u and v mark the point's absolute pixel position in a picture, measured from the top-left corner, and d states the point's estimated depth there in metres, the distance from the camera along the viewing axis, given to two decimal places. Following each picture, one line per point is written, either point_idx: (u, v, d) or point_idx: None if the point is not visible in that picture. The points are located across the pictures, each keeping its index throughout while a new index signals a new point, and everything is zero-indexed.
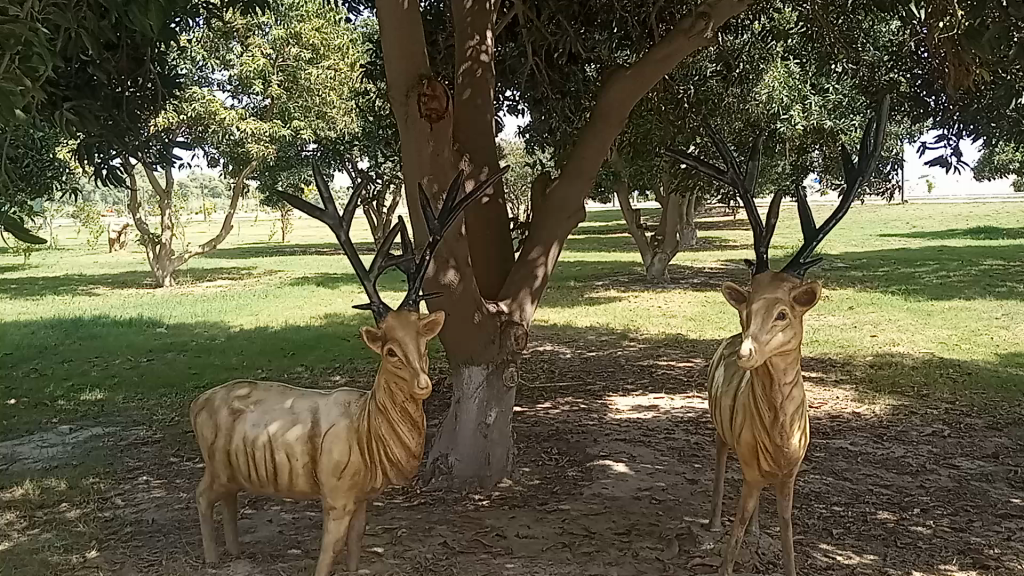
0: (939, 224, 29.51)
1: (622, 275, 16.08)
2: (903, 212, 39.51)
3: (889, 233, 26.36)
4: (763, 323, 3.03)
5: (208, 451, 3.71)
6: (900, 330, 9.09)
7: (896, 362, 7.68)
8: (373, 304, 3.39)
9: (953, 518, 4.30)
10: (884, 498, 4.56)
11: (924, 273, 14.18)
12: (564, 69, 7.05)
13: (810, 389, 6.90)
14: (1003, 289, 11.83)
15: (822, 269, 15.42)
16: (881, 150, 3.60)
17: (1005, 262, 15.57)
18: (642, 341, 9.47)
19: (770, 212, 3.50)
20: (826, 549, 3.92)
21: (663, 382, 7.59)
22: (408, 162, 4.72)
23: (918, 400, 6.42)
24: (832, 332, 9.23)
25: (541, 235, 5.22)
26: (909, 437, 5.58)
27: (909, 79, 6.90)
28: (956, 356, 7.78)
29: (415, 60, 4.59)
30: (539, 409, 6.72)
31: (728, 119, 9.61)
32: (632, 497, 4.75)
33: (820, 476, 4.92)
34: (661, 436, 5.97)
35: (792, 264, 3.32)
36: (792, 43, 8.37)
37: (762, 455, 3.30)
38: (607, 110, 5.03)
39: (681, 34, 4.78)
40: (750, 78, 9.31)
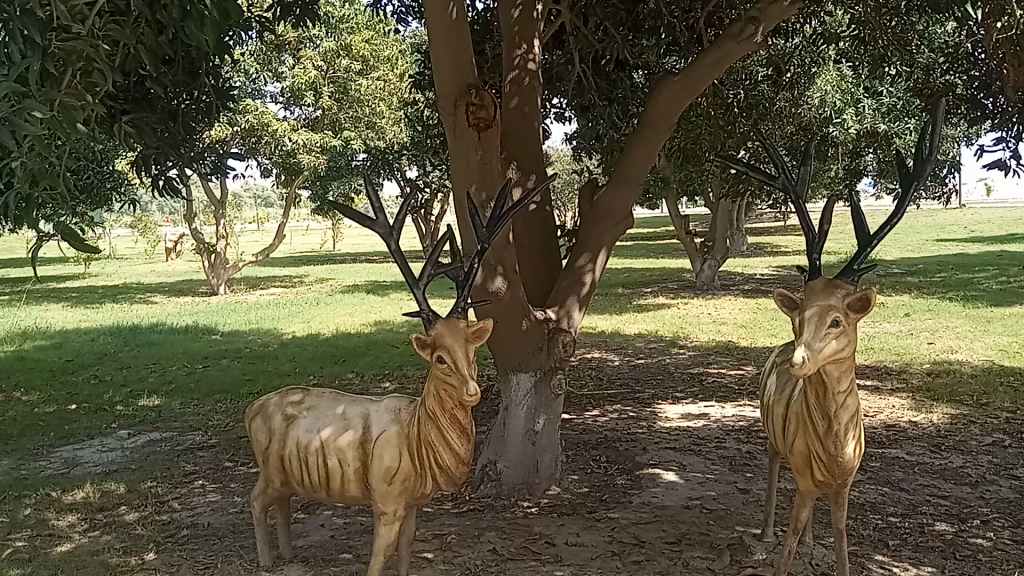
0: (999, 228, 28.71)
1: (672, 282, 15.94)
2: (961, 216, 38.62)
3: (946, 238, 25.78)
4: (817, 330, 2.99)
5: (262, 456, 3.77)
6: (958, 338, 8.85)
7: (954, 369, 7.49)
8: (423, 312, 3.42)
9: (1014, 531, 4.17)
10: (942, 509, 4.45)
11: (983, 279, 13.82)
12: (612, 76, 7.00)
13: (864, 397, 6.76)
14: None
15: (876, 275, 15.11)
16: (937, 154, 3.53)
17: None
18: (691, 348, 9.38)
19: (822, 218, 3.45)
20: (882, 560, 3.84)
21: (713, 390, 7.50)
22: (457, 171, 4.77)
23: (977, 409, 6.25)
24: (887, 339, 9.02)
25: (589, 241, 5.22)
26: (968, 447, 5.44)
27: (967, 80, 6.79)
28: (1018, 364, 7.55)
29: (463, 70, 4.63)
30: (587, 417, 6.70)
31: (779, 123, 9.52)
32: (682, 506, 4.71)
33: (875, 486, 4.82)
34: (711, 445, 5.90)
35: (845, 271, 3.27)
36: (844, 46, 8.26)
37: (815, 464, 3.26)
38: (656, 115, 5.01)
39: (730, 39, 4.74)
40: (802, 82, 9.22)
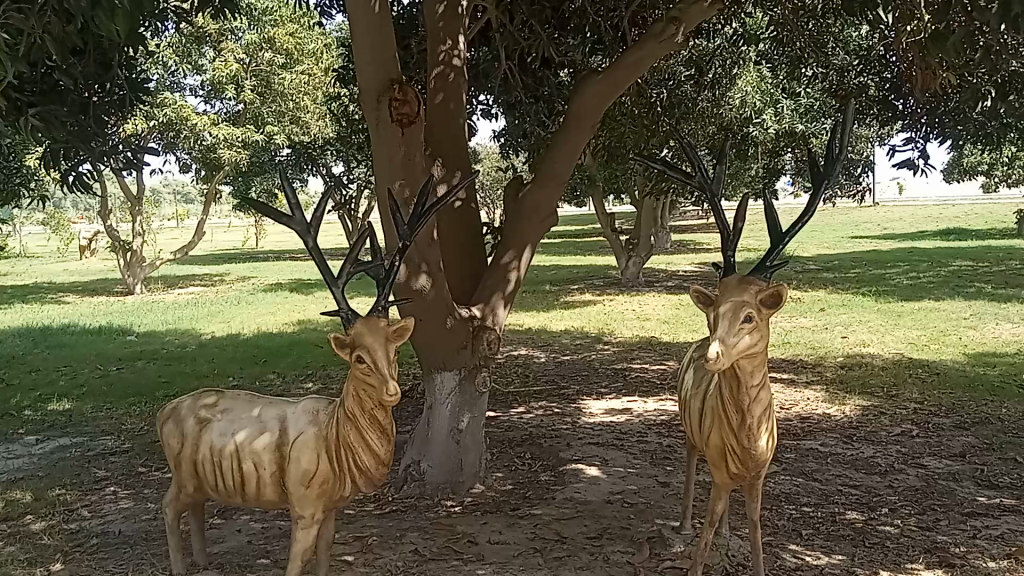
0: (909, 226, 29.88)
1: (599, 279, 16.09)
2: (873, 213, 40.10)
3: (859, 235, 26.73)
4: (730, 326, 3.04)
5: (174, 461, 3.65)
6: (870, 332, 9.17)
7: (865, 362, 7.75)
8: (342, 310, 3.36)
9: (920, 517, 4.32)
10: (852, 498, 4.60)
11: (894, 275, 14.36)
12: (537, 73, 7.02)
13: (780, 390, 6.94)
14: (971, 289, 12.00)
15: (794, 271, 15.55)
16: (847, 154, 3.63)
17: (974, 263, 15.77)
18: (616, 344, 9.49)
19: (737, 216, 3.52)
20: (795, 550, 3.94)
21: (636, 385, 7.60)
22: (380, 167, 4.70)
23: (887, 400, 6.48)
24: (803, 333, 9.28)
25: (514, 238, 5.22)
26: (878, 437, 5.63)
27: (879, 82, 7.05)
28: (925, 356, 7.87)
29: (386, 64, 4.58)
30: (513, 413, 6.71)
31: (701, 123, 9.69)
32: (604, 500, 4.75)
33: (790, 477, 4.95)
34: (634, 439, 5.97)
35: (759, 268, 3.33)
36: (764, 47, 8.46)
37: (730, 457, 3.32)
38: (580, 113, 5.03)
39: (652, 39, 4.80)
40: (723, 83, 9.41)
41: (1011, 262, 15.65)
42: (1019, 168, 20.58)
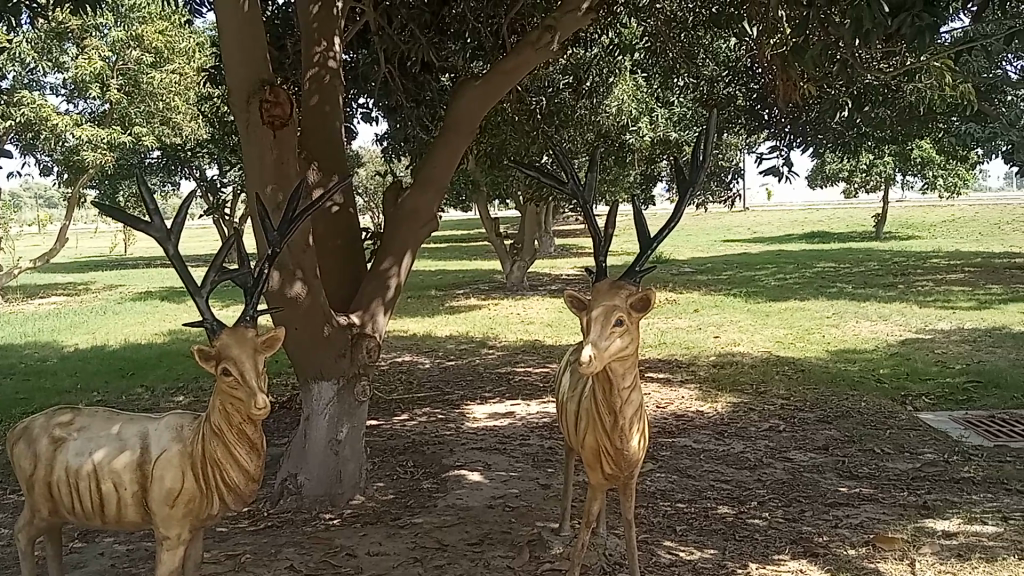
0: (777, 230, 31.39)
1: (484, 283, 16.14)
2: (745, 218, 41.92)
3: (731, 238, 27.85)
4: (602, 330, 3.09)
5: (26, 483, 3.41)
6: (740, 331, 9.55)
7: (737, 361, 8.06)
8: (206, 321, 3.22)
9: (786, 509, 4.51)
10: (724, 493, 4.76)
11: (763, 276, 15.03)
12: (418, 78, 6.97)
13: (657, 389, 7.13)
14: (834, 289, 12.68)
15: (671, 274, 16.05)
16: (710, 162, 3.76)
17: (836, 265, 16.71)
18: (500, 348, 9.54)
19: (607, 222, 3.58)
20: (669, 546, 4.05)
21: (519, 389, 7.65)
22: (250, 170, 4.53)
23: (757, 397, 6.76)
24: (678, 334, 9.57)
25: (393, 244, 5.15)
26: (748, 433, 5.86)
27: (746, 92, 7.37)
28: (791, 353, 8.26)
29: (256, 65, 4.44)
30: (395, 421, 6.63)
31: (580, 130, 9.87)
32: (486, 506, 4.75)
33: (665, 474, 5.09)
34: (516, 443, 6.01)
35: (629, 273, 3.40)
36: (639, 57, 8.69)
37: (604, 458, 3.37)
38: (458, 118, 5.02)
39: (528, 46, 4.84)
40: (601, 91, 9.62)
41: (869, 263, 16.65)
42: (875, 174, 21.94)
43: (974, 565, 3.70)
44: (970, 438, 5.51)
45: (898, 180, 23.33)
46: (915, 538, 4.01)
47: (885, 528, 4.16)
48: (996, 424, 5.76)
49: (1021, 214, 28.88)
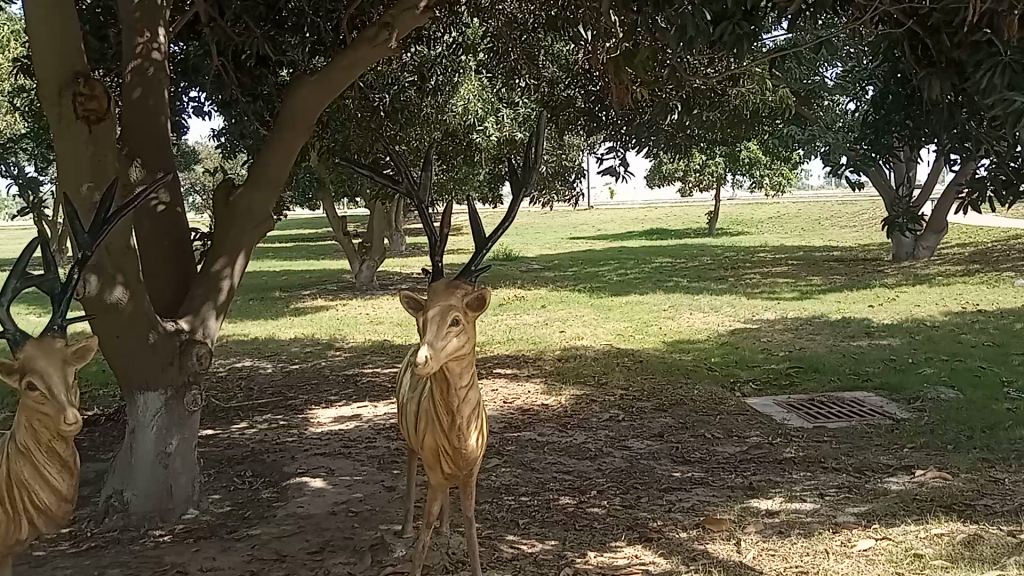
0: (619, 227, 32.61)
1: (331, 283, 15.80)
2: (589, 216, 43.14)
3: (577, 235, 28.63)
4: (438, 330, 3.08)
5: None
6: (585, 325, 9.82)
7: (580, 354, 8.27)
8: (9, 331, 2.98)
9: (623, 496, 4.65)
10: (565, 484, 4.87)
11: (607, 272, 15.54)
12: (255, 72, 6.71)
13: (504, 385, 7.22)
14: (671, 283, 13.28)
15: (519, 271, 16.29)
16: (542, 163, 3.80)
17: (673, 259, 17.51)
18: (347, 349, 9.37)
19: (441, 221, 3.58)
20: (512, 540, 4.10)
21: (366, 390, 7.54)
22: (63, 167, 4.20)
23: (598, 388, 6.96)
24: (526, 330, 9.72)
25: (225, 245, 4.94)
26: (590, 424, 6.03)
27: (584, 94, 7.60)
28: (631, 345, 8.56)
29: (68, 56, 4.14)
30: (234, 430, 6.37)
31: (426, 128, 9.84)
32: (328, 512, 4.64)
33: (510, 469, 5.15)
34: (361, 446, 5.91)
35: (464, 272, 3.40)
36: (482, 57, 8.77)
37: (442, 458, 3.36)
38: (293, 116, 4.84)
39: (365, 43, 4.69)
40: (446, 89, 9.63)
41: (703, 258, 17.55)
42: (709, 173, 23.16)
43: (793, 540, 3.91)
44: (792, 420, 5.89)
45: (730, 180, 24.77)
46: (742, 517, 4.23)
47: (714, 510, 4.37)
48: (815, 407, 6.19)
49: (837, 211, 31.38)
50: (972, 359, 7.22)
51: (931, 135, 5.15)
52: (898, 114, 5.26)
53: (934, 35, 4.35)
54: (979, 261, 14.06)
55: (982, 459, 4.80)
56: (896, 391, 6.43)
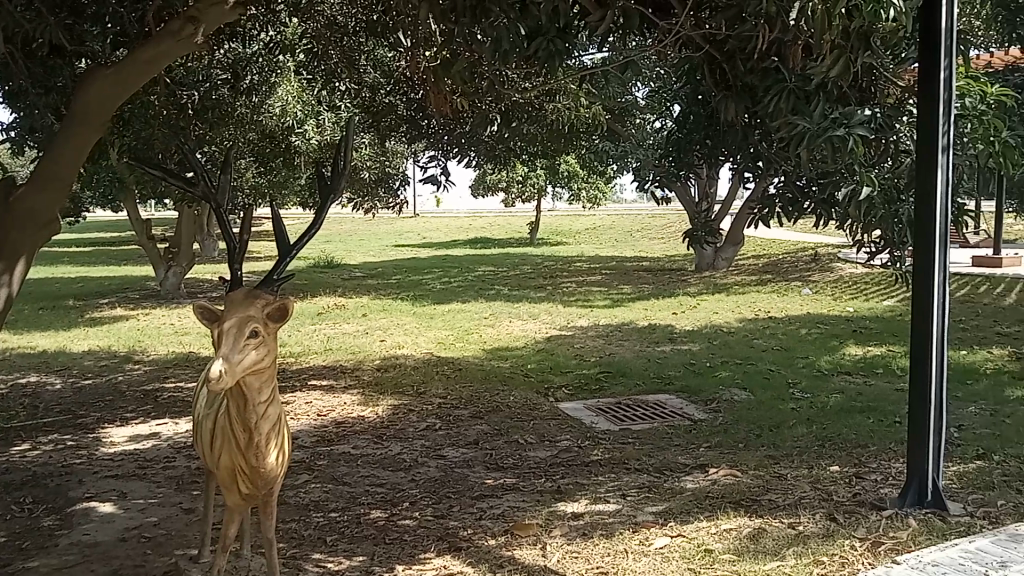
0: (444, 235, 32.79)
1: (135, 292, 14.82)
2: (414, 224, 43.12)
3: (401, 243, 28.52)
4: (234, 343, 2.94)
5: None
6: (405, 334, 9.77)
7: (398, 363, 8.21)
8: None
9: (435, 507, 4.64)
10: (377, 497, 4.80)
11: (429, 280, 15.57)
12: (46, 62, 6.17)
13: (318, 397, 7.03)
14: (492, 291, 13.48)
15: (340, 279, 15.99)
16: (350, 170, 3.69)
17: (495, 268, 17.81)
18: (149, 362, 8.81)
19: (242, 227, 3.42)
20: (318, 558, 3.99)
21: (168, 406, 7.12)
22: None
23: (415, 398, 6.94)
24: (344, 339, 9.54)
25: (5, 248, 4.59)
26: (405, 434, 5.98)
27: (405, 102, 7.64)
28: (450, 354, 8.60)
29: None
30: (12, 453, 5.81)
31: (241, 129, 9.46)
32: (118, 539, 4.33)
33: (320, 484, 5.02)
34: (159, 466, 5.57)
35: (265, 281, 3.27)
36: (301, 59, 8.57)
37: (240, 477, 3.22)
38: (85, 112, 4.48)
39: (168, 36, 4.43)
40: (262, 90, 9.30)
41: (523, 267, 17.96)
42: (531, 185, 23.77)
43: (595, 541, 4.04)
44: (600, 423, 6.12)
45: (550, 192, 25.54)
46: (548, 522, 4.33)
47: (522, 515, 4.44)
48: (621, 410, 6.46)
49: (649, 224, 33.14)
50: (762, 363, 7.81)
51: (727, 154, 5.51)
52: (699, 133, 5.59)
53: (729, 60, 4.53)
54: (770, 272, 15.28)
55: (767, 456, 5.17)
56: (695, 393, 6.83)
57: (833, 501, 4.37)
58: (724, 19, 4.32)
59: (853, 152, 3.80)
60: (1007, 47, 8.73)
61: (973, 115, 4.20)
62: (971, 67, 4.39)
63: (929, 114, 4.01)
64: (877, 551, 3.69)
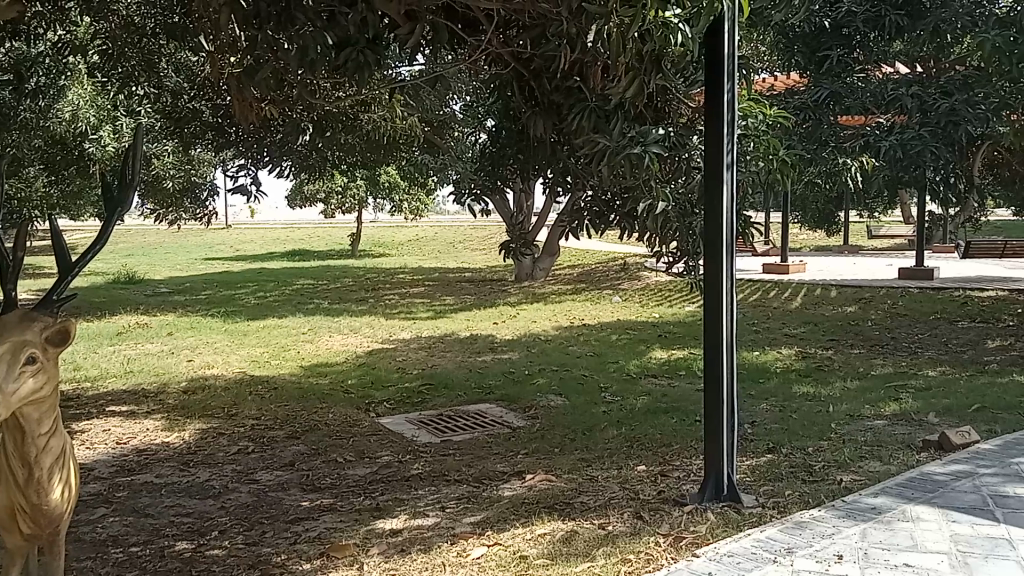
0: (259, 247, 31.58)
1: None
2: (226, 236, 41.27)
3: (212, 256, 27.14)
4: (7, 372, 2.67)
5: None
6: (215, 353, 9.31)
7: (209, 384, 7.81)
8: None
9: (247, 534, 4.43)
10: (184, 528, 4.53)
11: (243, 295, 14.94)
12: None
13: (117, 424, 6.55)
14: (310, 306, 13.12)
15: (144, 296, 15.01)
16: (141, 179, 3.43)
17: (313, 281, 17.35)
18: None
19: (15, 241, 3.11)
20: None
21: None
22: None
23: (226, 420, 6.62)
24: (147, 361, 8.95)
25: None
26: (214, 460, 5.69)
27: (211, 109, 7.30)
28: (264, 372, 8.28)
29: None
30: None
31: (25, 133, 8.68)
32: None
33: (120, 518, 4.68)
34: None
35: (44, 302, 2.99)
36: (94, 61, 7.98)
37: (18, 519, 2.95)
38: None
39: None
40: (50, 93, 8.59)
41: (344, 279, 17.63)
42: (351, 196, 23.42)
43: (413, 557, 4.01)
44: (421, 436, 6.10)
45: (371, 203, 25.27)
46: (365, 541, 4.24)
47: (339, 536, 4.32)
48: (442, 422, 6.46)
49: (470, 235, 33.51)
50: (576, 369, 8.08)
51: (538, 169, 5.64)
52: (511, 148, 5.71)
53: (536, 78, 4.72)
54: (585, 281, 15.86)
55: (580, 459, 5.36)
56: (513, 401, 6.96)
57: (640, 499, 4.57)
58: (528, 37, 4.48)
59: (650, 168, 4.07)
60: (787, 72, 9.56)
61: (753, 136, 4.62)
62: (751, 91, 4.80)
63: (716, 134, 4.29)
64: (678, 546, 3.87)
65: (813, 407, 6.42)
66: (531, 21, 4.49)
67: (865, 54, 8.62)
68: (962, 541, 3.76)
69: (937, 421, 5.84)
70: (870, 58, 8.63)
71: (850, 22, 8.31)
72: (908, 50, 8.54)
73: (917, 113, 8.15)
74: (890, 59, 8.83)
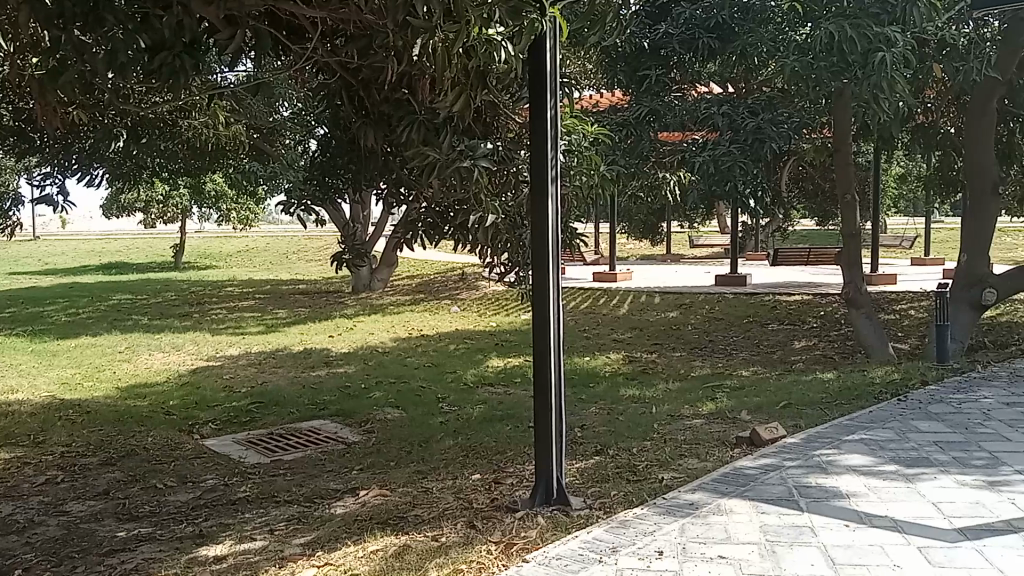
0: (72, 260, 29.42)
1: None
2: (33, 248, 38.08)
3: (15, 270, 24.95)
4: None
5: None
6: (19, 376, 8.58)
7: (11, 410, 7.19)
8: None
9: (56, 570, 4.11)
10: None
11: (52, 312, 13.86)
12: None
13: None
14: (129, 322, 12.37)
15: None
16: None
17: (133, 296, 16.36)
18: None
19: None
20: None
21: None
22: None
23: (32, 449, 6.12)
24: None
25: None
26: (18, 492, 5.25)
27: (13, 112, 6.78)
28: (77, 395, 7.72)
29: None
30: None
31: None
32: None
33: None
34: None
35: None
36: None
37: None
38: None
39: None
40: None
41: (167, 294, 16.75)
42: (173, 205, 22.23)
43: None
44: (249, 457, 5.89)
45: (196, 213, 24.11)
46: (187, 570, 4.03)
47: (158, 566, 4.08)
48: (272, 441, 6.26)
49: (302, 245, 32.58)
50: (413, 380, 8.05)
51: (370, 180, 5.54)
52: (341, 158, 5.63)
53: (365, 88, 4.67)
54: (422, 291, 15.84)
55: (415, 471, 5.34)
56: (348, 416, 6.84)
57: (473, 509, 4.62)
58: (354, 48, 4.47)
59: (478, 181, 4.15)
60: (611, 89, 9.99)
61: (578, 152, 4.83)
62: (575, 108, 4.96)
63: (541, 148, 4.40)
64: (510, 552, 3.93)
65: (638, 409, 6.71)
66: (357, 30, 4.47)
67: (681, 74, 9.20)
68: (770, 530, 4.05)
69: (749, 418, 6.25)
70: (686, 79, 9.30)
71: (667, 43, 8.80)
72: (719, 71, 9.14)
73: (729, 131, 8.56)
74: (703, 79, 9.43)
